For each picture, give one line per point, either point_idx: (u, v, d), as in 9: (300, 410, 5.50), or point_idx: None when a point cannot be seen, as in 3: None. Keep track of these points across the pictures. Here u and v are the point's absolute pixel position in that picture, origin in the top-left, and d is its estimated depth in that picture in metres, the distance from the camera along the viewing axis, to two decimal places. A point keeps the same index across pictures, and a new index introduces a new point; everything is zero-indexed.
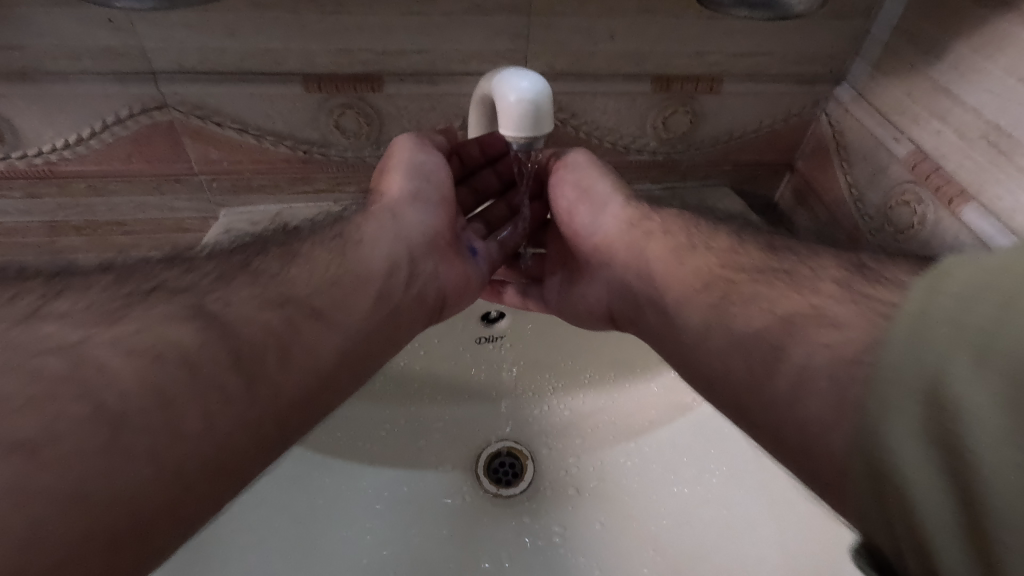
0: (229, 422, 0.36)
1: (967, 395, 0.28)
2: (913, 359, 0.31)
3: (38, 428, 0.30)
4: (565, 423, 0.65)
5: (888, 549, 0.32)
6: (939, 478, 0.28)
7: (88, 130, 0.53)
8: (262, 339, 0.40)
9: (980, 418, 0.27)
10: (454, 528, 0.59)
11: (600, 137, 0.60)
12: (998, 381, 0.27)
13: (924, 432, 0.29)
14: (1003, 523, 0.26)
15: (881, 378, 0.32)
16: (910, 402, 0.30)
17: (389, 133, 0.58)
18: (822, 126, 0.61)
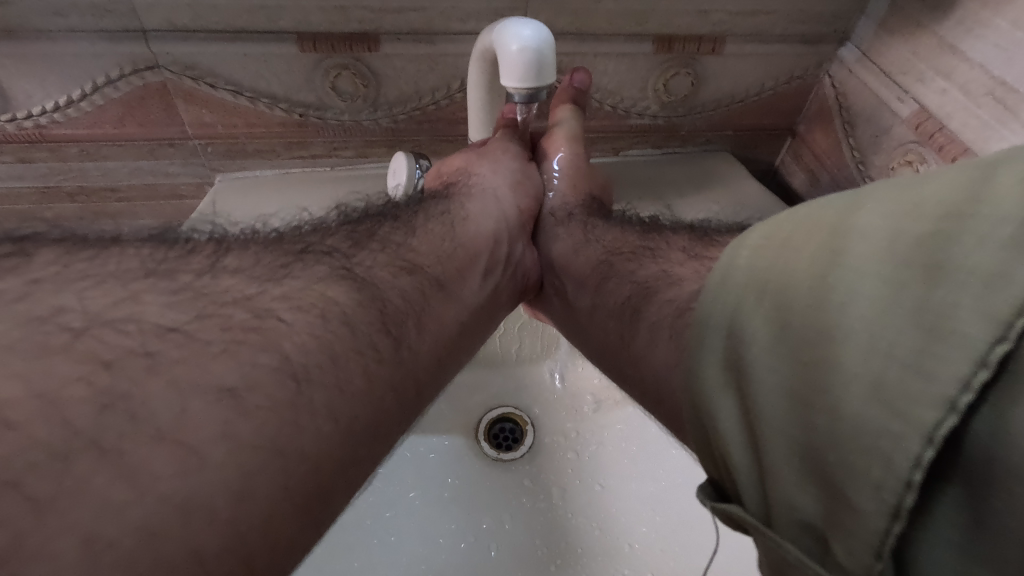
0: (385, 385, 0.33)
1: (753, 327, 0.27)
2: (715, 297, 0.30)
3: (241, 376, 0.27)
4: (561, 387, 0.65)
5: (715, 476, 0.29)
6: (733, 401, 0.27)
7: (78, 92, 0.51)
8: (402, 303, 0.37)
9: (759, 341, 0.26)
10: (454, 486, 0.60)
11: (600, 100, 0.59)
12: (773, 307, 0.26)
13: (724, 357, 0.28)
14: (769, 429, 0.25)
15: (695, 317, 0.30)
16: (708, 334, 0.29)
17: (386, 95, 0.56)
18: (825, 88, 0.60)
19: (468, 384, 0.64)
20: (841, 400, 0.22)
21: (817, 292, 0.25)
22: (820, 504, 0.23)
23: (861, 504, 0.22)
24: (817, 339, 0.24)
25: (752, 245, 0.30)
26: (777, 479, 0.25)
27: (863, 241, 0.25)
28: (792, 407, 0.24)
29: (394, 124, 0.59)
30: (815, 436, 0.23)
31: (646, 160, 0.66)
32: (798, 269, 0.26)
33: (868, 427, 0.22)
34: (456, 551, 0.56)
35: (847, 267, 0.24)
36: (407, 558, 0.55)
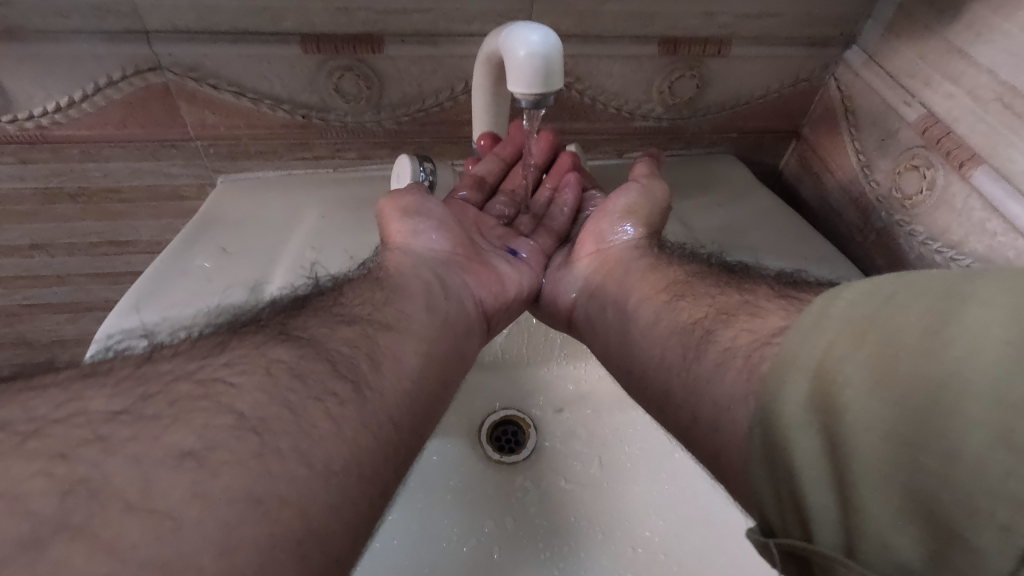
0: (356, 424, 0.33)
1: (849, 368, 0.27)
2: (803, 337, 0.29)
3: (200, 440, 0.28)
4: (564, 389, 0.65)
5: (770, 522, 0.29)
6: (819, 440, 0.27)
7: (80, 93, 0.51)
8: (350, 350, 0.37)
9: (857, 382, 0.26)
10: (457, 490, 0.59)
11: (604, 102, 0.59)
12: (876, 351, 0.26)
13: (810, 397, 0.27)
14: (868, 471, 0.25)
15: (779, 360, 0.30)
16: (792, 374, 0.29)
17: (390, 97, 0.56)
18: (831, 91, 0.60)
19: (471, 386, 0.65)
20: (961, 448, 0.22)
21: (930, 339, 0.25)
22: (923, 545, 0.23)
23: (983, 545, 0.22)
24: (933, 387, 0.24)
25: (850, 299, 0.29)
26: (872, 519, 0.24)
27: (980, 298, 0.25)
28: (898, 450, 0.24)
29: (398, 126, 0.59)
30: (925, 479, 0.23)
31: None
32: (908, 320, 0.26)
33: (997, 477, 0.22)
34: (459, 554, 0.56)
35: (965, 321, 0.24)
36: (413, 564, 0.54)
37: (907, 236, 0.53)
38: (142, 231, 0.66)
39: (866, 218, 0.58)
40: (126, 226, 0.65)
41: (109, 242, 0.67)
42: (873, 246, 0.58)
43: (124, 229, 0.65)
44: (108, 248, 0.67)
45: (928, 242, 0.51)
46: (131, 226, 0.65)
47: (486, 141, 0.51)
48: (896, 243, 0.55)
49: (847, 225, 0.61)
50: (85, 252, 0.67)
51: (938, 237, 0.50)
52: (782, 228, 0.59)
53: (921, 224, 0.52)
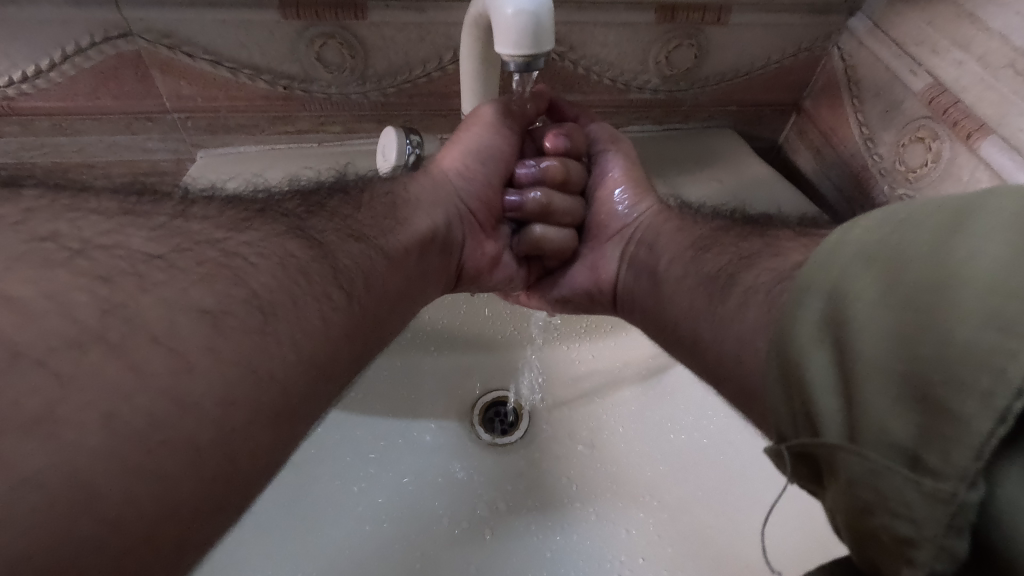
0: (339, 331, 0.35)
1: (856, 278, 0.27)
2: (822, 260, 0.29)
3: (219, 301, 0.30)
4: (558, 370, 0.64)
5: (784, 430, 0.29)
6: (828, 347, 0.27)
7: (47, 61, 0.48)
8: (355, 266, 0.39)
9: (864, 288, 0.26)
10: (448, 476, 0.58)
11: (599, 73, 0.57)
12: (886, 259, 0.26)
13: (824, 312, 0.28)
14: (868, 365, 0.25)
15: (798, 282, 0.30)
16: (808, 294, 0.29)
17: (375, 67, 0.54)
18: (833, 61, 0.58)
19: (461, 366, 0.63)
20: (951, 328, 0.22)
21: (933, 241, 0.25)
22: (914, 425, 0.23)
23: (965, 413, 0.21)
24: (932, 278, 0.24)
25: (864, 225, 0.29)
26: (868, 406, 0.24)
27: (988, 204, 0.25)
28: (897, 341, 0.24)
29: (384, 98, 0.57)
30: (918, 362, 0.23)
31: (648, 136, 0.63)
32: (919, 228, 0.26)
33: (975, 349, 0.21)
34: (448, 536, 0.55)
35: (970, 222, 0.24)
36: (400, 547, 0.54)
37: None
38: None
39: (868, 192, 0.56)
40: None
41: None
42: None
43: None
44: None
45: None
46: None
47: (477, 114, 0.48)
48: None
49: (848, 200, 0.59)
50: None
51: None
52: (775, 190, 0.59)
53: (924, 198, 0.50)
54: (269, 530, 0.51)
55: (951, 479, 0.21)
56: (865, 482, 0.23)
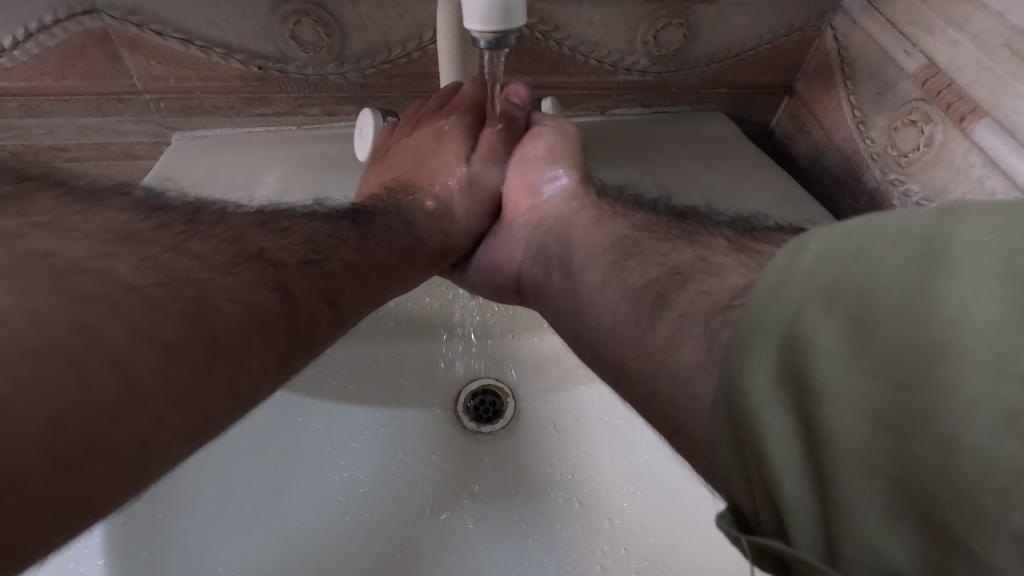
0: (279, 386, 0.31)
1: (823, 336, 0.22)
2: (769, 299, 0.25)
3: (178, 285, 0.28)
4: (543, 358, 0.63)
5: (743, 508, 0.24)
6: (792, 424, 0.22)
7: (10, 39, 0.47)
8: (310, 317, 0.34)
9: (836, 354, 0.22)
10: (433, 466, 0.58)
11: (585, 53, 0.55)
12: (855, 319, 0.22)
13: (782, 375, 0.23)
14: (853, 464, 0.20)
15: (739, 323, 0.25)
16: (761, 349, 0.24)
17: (353, 47, 0.52)
18: (827, 42, 0.56)
19: (445, 355, 0.62)
20: (962, 436, 0.18)
21: (921, 303, 0.21)
22: (918, 551, 0.19)
23: (991, 557, 0.18)
24: (927, 359, 0.20)
25: (816, 251, 0.25)
26: (855, 519, 0.20)
27: (973, 253, 0.21)
28: (889, 438, 0.20)
29: (363, 79, 0.55)
30: (921, 475, 0.19)
31: (635, 120, 0.61)
32: (886, 278, 0.22)
33: (994, 468, 0.18)
34: (432, 524, 0.55)
35: (960, 279, 0.20)
36: (382, 536, 0.53)
37: (901, 197, 0.50)
38: None
39: (859, 178, 0.55)
40: None
41: None
42: (865, 208, 0.55)
43: None
44: None
45: (922, 203, 0.48)
46: None
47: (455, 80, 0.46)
48: (889, 204, 0.52)
49: (839, 186, 0.58)
50: None
51: (932, 198, 0.48)
52: (719, 180, 0.57)
53: (916, 183, 0.49)
54: (243, 517, 0.50)
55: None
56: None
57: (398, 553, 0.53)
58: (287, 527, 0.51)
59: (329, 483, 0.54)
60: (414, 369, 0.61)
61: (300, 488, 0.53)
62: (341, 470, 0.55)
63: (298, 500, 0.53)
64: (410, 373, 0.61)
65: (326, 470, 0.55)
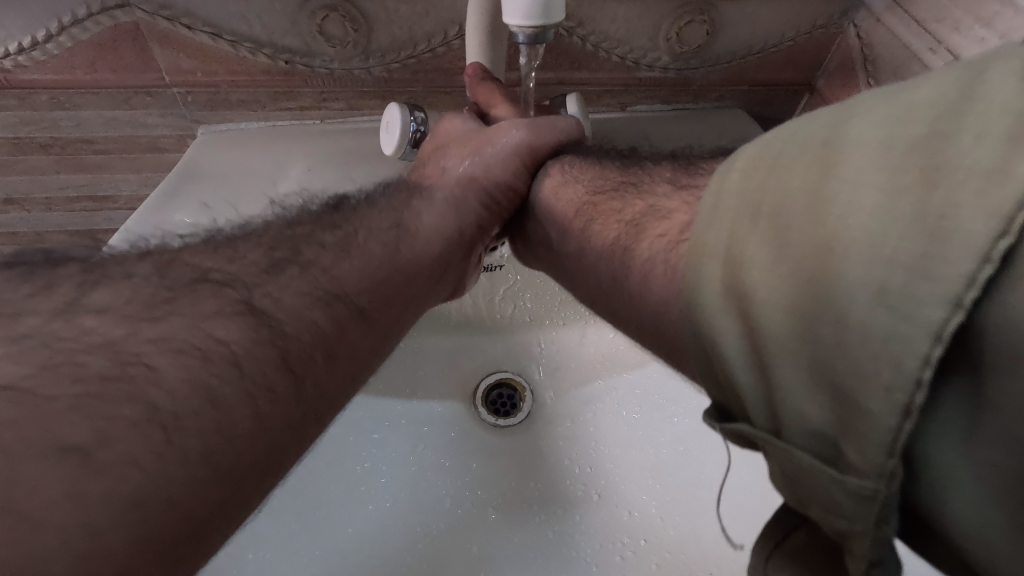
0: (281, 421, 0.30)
1: (751, 245, 0.26)
2: (712, 219, 0.29)
3: None
4: (559, 353, 0.64)
5: (722, 401, 0.28)
6: (735, 320, 0.26)
7: (43, 32, 0.47)
8: (310, 338, 0.33)
9: (758, 259, 0.25)
10: (453, 459, 0.58)
11: (608, 49, 0.55)
12: (771, 219, 0.26)
13: (722, 281, 0.27)
14: (773, 343, 0.24)
15: (692, 252, 0.29)
16: (708, 261, 0.28)
17: (379, 42, 0.52)
18: (849, 39, 0.56)
19: (466, 348, 0.63)
20: (847, 311, 0.22)
21: (818, 204, 0.24)
22: (830, 414, 0.23)
23: (872, 406, 0.21)
24: (820, 251, 0.23)
25: (742, 168, 0.29)
26: (785, 394, 0.24)
27: (860, 151, 0.24)
28: (795, 318, 0.23)
29: (387, 73, 0.55)
30: (823, 350, 0.22)
31: (655, 116, 0.62)
32: (789, 182, 0.26)
33: (869, 332, 0.21)
34: (452, 515, 0.55)
35: (847, 176, 0.23)
36: (406, 526, 0.54)
37: None
38: (120, 185, 0.63)
39: None
40: (102, 179, 0.62)
41: (88, 198, 0.64)
42: None
43: (100, 182, 0.63)
44: (87, 204, 0.65)
45: None
46: (110, 180, 0.63)
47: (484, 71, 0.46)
48: None
49: None
50: (63, 207, 0.65)
51: None
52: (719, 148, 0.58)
53: None
54: (276, 516, 0.51)
55: (872, 476, 0.21)
56: (799, 472, 0.24)
57: (421, 543, 0.53)
58: (319, 514, 0.52)
59: (355, 472, 0.55)
60: (434, 362, 0.62)
61: (329, 476, 0.54)
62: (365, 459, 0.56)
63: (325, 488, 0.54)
64: (433, 367, 0.62)
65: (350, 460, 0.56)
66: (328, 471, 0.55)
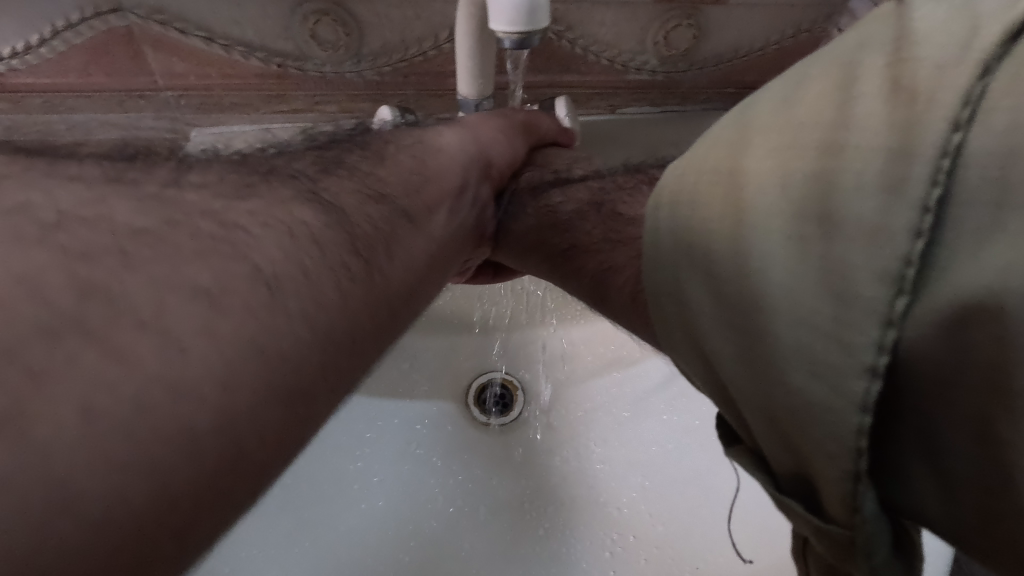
0: (358, 303, 0.30)
1: (693, 294, 0.28)
2: (654, 271, 0.30)
3: None
4: (552, 354, 0.64)
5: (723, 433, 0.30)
6: (706, 369, 0.28)
7: (37, 36, 0.48)
8: (371, 229, 0.33)
9: (704, 311, 0.27)
10: (444, 458, 0.59)
11: (597, 53, 0.56)
12: (704, 274, 0.27)
13: (685, 328, 0.29)
14: (740, 398, 0.26)
15: (648, 295, 0.30)
16: (665, 306, 0.30)
17: (371, 45, 0.53)
18: (834, 43, 0.57)
19: (458, 349, 0.63)
20: (788, 379, 0.24)
21: (738, 263, 0.25)
22: (794, 459, 0.25)
23: (824, 468, 0.23)
24: (750, 312, 0.25)
25: (667, 205, 0.30)
26: (762, 442, 0.26)
27: (762, 200, 0.25)
28: (749, 378, 0.25)
29: (380, 77, 0.56)
30: (773, 409, 0.25)
31: (644, 118, 0.62)
32: (711, 235, 0.27)
33: (808, 398, 0.23)
34: (445, 515, 0.56)
35: (759, 231, 0.25)
36: (397, 527, 0.54)
37: None
38: None
39: None
40: None
41: None
42: None
43: None
44: None
45: None
46: None
47: (473, 74, 0.46)
48: None
49: None
50: None
51: None
52: None
53: None
54: (267, 517, 0.51)
55: (845, 524, 0.24)
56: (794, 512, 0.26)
57: (412, 542, 0.54)
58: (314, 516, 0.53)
59: (350, 472, 0.56)
60: (425, 362, 0.62)
61: (325, 478, 0.55)
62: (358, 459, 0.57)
63: (319, 489, 0.54)
64: (426, 368, 0.62)
65: (344, 461, 0.56)
66: (323, 471, 0.55)
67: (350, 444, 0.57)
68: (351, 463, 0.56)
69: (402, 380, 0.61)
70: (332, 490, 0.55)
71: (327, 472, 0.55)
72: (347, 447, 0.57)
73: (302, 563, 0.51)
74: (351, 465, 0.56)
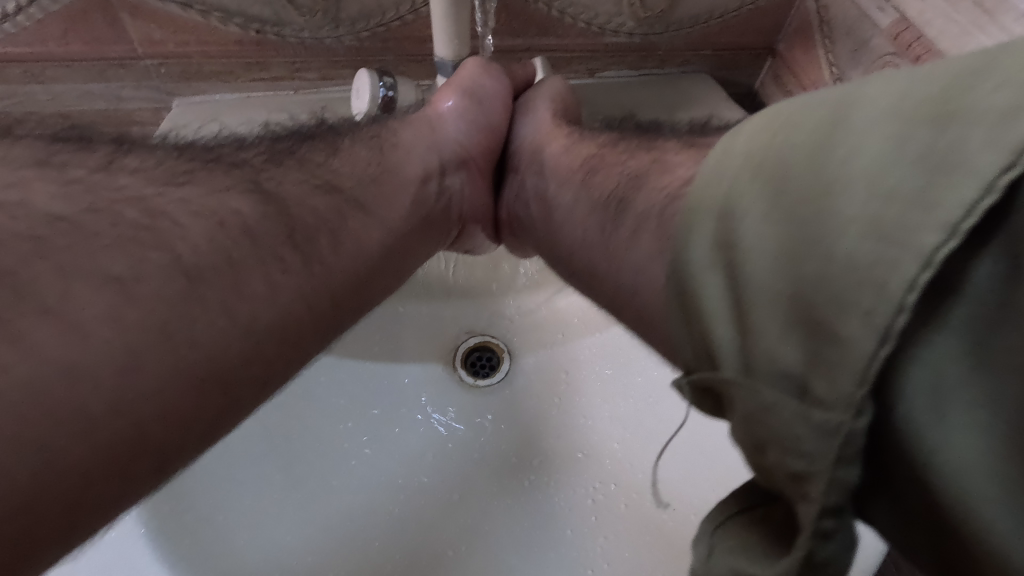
0: (276, 302, 0.34)
1: (744, 197, 0.26)
2: (709, 179, 0.28)
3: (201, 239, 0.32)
4: (531, 316, 0.65)
5: (690, 361, 0.28)
6: (720, 278, 0.26)
7: (12, 4, 0.48)
8: (313, 219, 0.38)
9: (757, 209, 0.25)
10: (436, 414, 0.60)
11: (574, 15, 0.57)
12: (769, 169, 0.26)
13: (716, 236, 0.27)
14: (757, 290, 0.24)
15: (687, 205, 0.29)
16: (700, 215, 0.28)
17: (348, 11, 0.53)
18: (807, 3, 0.58)
19: (447, 313, 0.64)
20: (836, 246, 0.22)
21: (816, 154, 0.24)
22: (804, 348, 0.23)
23: (848, 332, 0.21)
24: (817, 190, 0.23)
25: (750, 130, 0.28)
26: (761, 334, 0.24)
27: (859, 107, 0.24)
28: (784, 266, 0.23)
29: (359, 43, 0.57)
30: (810, 282, 0.23)
31: (622, 83, 0.63)
32: (798, 140, 0.25)
33: (852, 259, 0.21)
34: (426, 486, 0.57)
35: (852, 127, 0.24)
36: (384, 489, 0.56)
37: None
38: None
39: None
40: None
41: None
42: None
43: None
44: None
45: None
46: None
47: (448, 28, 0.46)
48: None
49: None
50: None
51: None
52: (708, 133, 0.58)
53: None
54: (257, 459, 0.53)
55: (839, 408, 0.21)
56: (761, 412, 0.23)
57: (402, 495, 0.56)
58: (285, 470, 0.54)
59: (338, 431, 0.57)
60: (411, 324, 0.63)
61: (315, 439, 0.56)
62: (348, 426, 0.58)
63: (302, 438, 0.56)
64: (417, 328, 0.63)
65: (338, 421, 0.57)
66: (312, 422, 0.57)
67: (339, 409, 0.58)
68: (342, 424, 0.57)
69: (389, 344, 0.62)
70: (321, 456, 0.56)
71: (313, 427, 0.56)
72: (337, 411, 0.58)
73: (257, 516, 0.51)
74: (343, 425, 0.57)
